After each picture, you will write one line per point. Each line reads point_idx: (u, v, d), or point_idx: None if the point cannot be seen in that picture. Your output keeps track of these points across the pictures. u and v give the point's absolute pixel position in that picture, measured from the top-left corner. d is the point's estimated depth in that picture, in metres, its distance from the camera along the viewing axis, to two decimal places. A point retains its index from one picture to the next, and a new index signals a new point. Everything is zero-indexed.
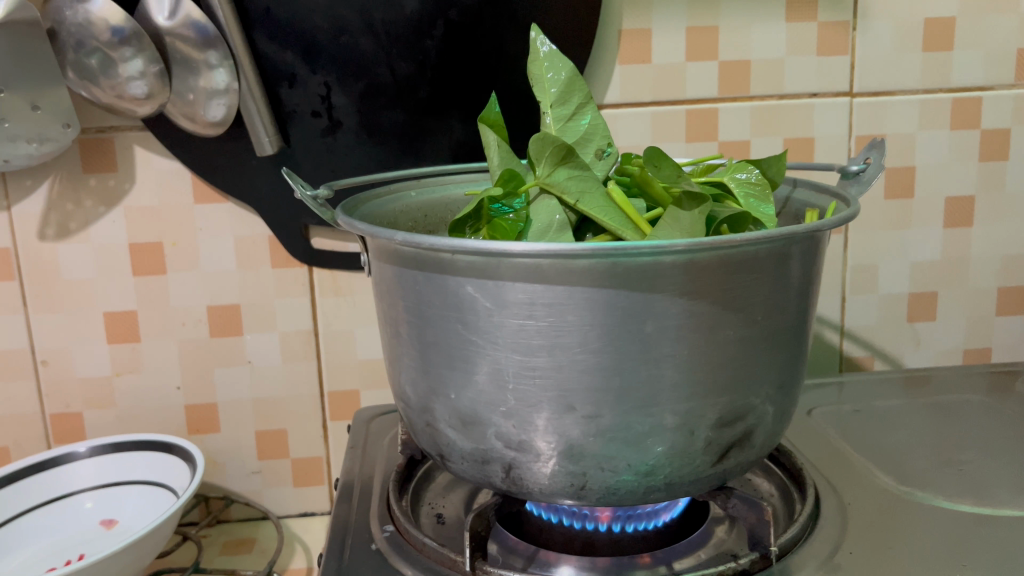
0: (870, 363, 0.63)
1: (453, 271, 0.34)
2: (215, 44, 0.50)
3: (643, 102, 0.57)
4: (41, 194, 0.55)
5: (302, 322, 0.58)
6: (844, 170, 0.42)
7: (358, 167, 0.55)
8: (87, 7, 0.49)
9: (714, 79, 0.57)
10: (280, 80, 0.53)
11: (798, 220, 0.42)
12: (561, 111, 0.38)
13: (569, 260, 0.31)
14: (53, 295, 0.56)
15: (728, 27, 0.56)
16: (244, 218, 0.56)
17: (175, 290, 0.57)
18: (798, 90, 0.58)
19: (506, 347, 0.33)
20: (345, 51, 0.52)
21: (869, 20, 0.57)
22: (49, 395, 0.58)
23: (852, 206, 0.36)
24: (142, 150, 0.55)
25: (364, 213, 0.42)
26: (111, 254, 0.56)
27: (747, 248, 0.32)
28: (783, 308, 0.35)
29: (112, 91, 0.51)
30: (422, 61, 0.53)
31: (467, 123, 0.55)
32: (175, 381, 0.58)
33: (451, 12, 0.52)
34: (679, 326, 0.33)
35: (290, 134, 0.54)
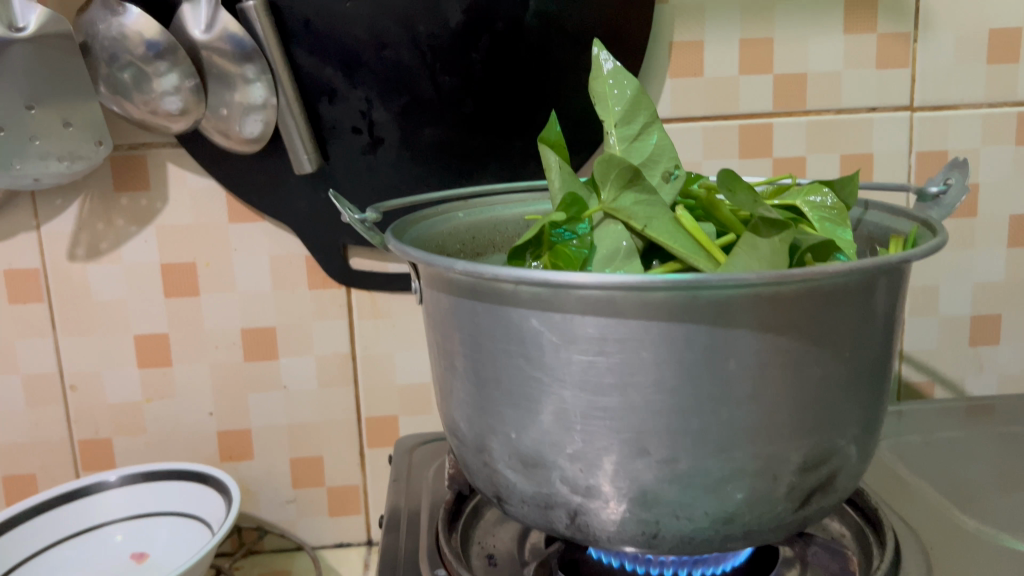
0: (930, 389, 0.60)
1: (515, 303, 0.31)
2: (253, 58, 0.48)
3: (695, 117, 0.55)
4: (71, 213, 0.53)
5: (339, 346, 0.56)
6: (922, 193, 0.40)
7: (399, 185, 0.53)
8: (121, 20, 0.47)
9: (769, 93, 0.55)
10: (320, 95, 0.51)
11: (873, 243, 0.40)
12: (625, 131, 0.36)
13: (644, 292, 0.29)
14: (83, 317, 0.54)
15: (784, 39, 0.54)
16: (280, 238, 0.54)
17: (208, 312, 0.55)
18: (855, 105, 0.55)
19: (573, 386, 0.31)
20: (387, 64, 0.50)
21: (931, 31, 0.54)
22: (77, 421, 0.56)
23: (939, 233, 0.34)
24: (175, 168, 0.53)
25: (413, 236, 0.40)
26: (143, 275, 0.54)
27: (836, 279, 0.30)
28: (870, 341, 0.33)
29: (146, 107, 0.49)
30: (466, 75, 0.51)
31: (512, 139, 0.52)
32: (207, 407, 0.56)
33: (497, 25, 0.50)
34: (764, 363, 0.30)
35: (329, 151, 0.52)
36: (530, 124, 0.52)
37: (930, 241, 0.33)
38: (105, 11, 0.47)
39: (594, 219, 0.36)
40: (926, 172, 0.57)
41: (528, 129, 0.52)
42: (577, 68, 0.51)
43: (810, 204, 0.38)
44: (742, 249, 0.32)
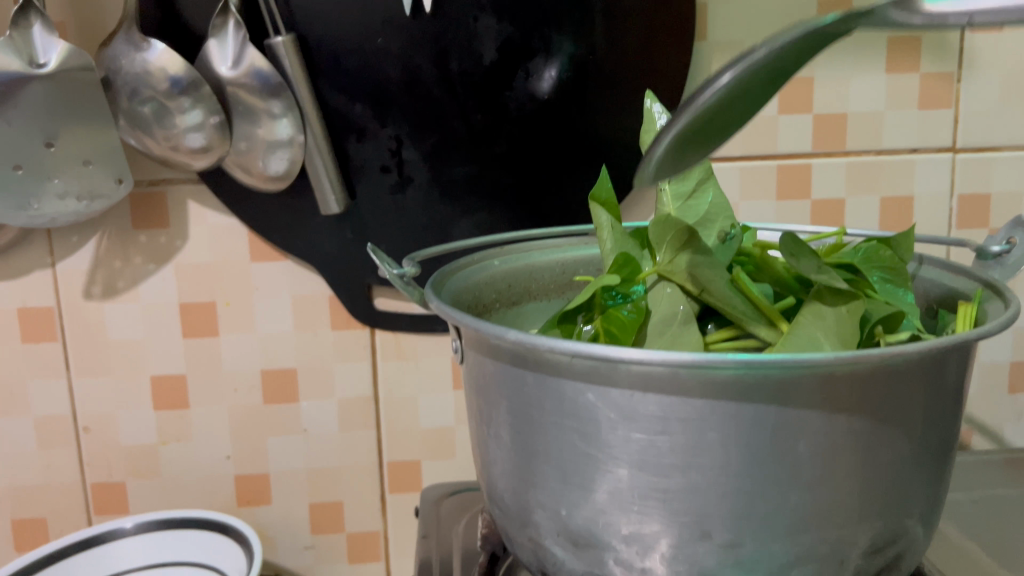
0: (969, 438, 0.58)
1: (569, 377, 0.30)
2: (280, 93, 0.47)
3: (733, 157, 0.53)
4: (88, 250, 0.51)
5: (361, 389, 0.54)
6: (982, 250, 0.38)
7: (427, 225, 0.51)
8: (145, 56, 0.46)
9: (808, 132, 0.53)
10: (348, 133, 0.49)
11: (930, 301, 0.39)
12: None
13: (711, 372, 0.27)
14: (98, 358, 0.53)
15: (825, 78, 0.52)
16: (303, 278, 0.53)
17: (227, 353, 0.53)
18: (897, 145, 0.54)
19: (631, 466, 0.30)
20: (418, 102, 0.49)
21: (975, 71, 0.53)
22: (90, 464, 0.54)
23: (1008, 302, 0.32)
24: (196, 205, 0.51)
25: (452, 288, 0.38)
26: (160, 315, 0.52)
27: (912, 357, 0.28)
28: (941, 418, 0.31)
29: (168, 142, 0.47)
30: (499, 113, 0.49)
31: (545, 179, 0.51)
32: (225, 450, 0.54)
33: (532, 63, 0.49)
34: (835, 445, 0.29)
35: (356, 190, 0.50)
36: (564, 165, 0.51)
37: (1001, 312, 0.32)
38: (129, 46, 0.46)
39: (647, 280, 0.34)
40: (967, 215, 0.55)
41: (563, 169, 0.51)
42: (613, 108, 0.50)
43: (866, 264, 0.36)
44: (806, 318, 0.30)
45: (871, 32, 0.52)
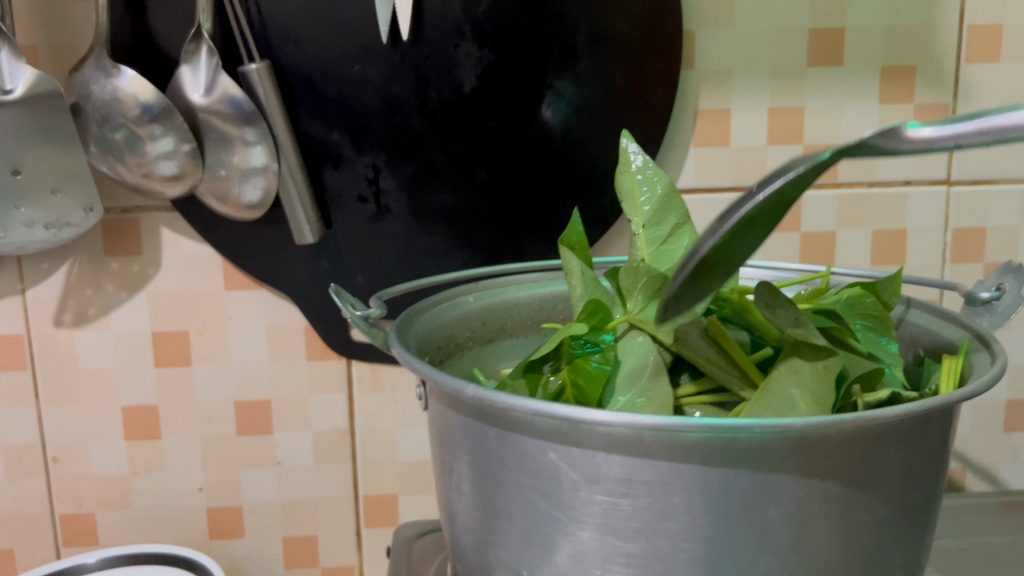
0: (962, 477, 0.57)
1: (531, 434, 0.28)
2: (254, 120, 0.46)
3: (721, 188, 0.52)
4: (59, 277, 0.50)
5: (338, 421, 0.53)
6: (972, 297, 0.36)
7: (405, 255, 0.50)
8: (115, 82, 0.45)
9: (798, 164, 0.52)
10: (324, 161, 0.48)
11: (917, 349, 0.37)
12: (654, 233, 0.33)
13: (676, 435, 0.26)
14: (68, 387, 0.51)
15: (816, 107, 0.51)
16: (278, 307, 0.51)
17: (200, 383, 0.52)
18: (889, 178, 0.52)
19: (594, 528, 0.28)
20: (397, 131, 0.48)
21: (971, 102, 0.52)
22: (59, 495, 0.53)
23: (996, 359, 0.31)
24: (170, 232, 0.50)
25: (422, 328, 0.37)
26: (132, 344, 0.51)
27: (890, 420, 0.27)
28: (921, 479, 0.30)
29: (140, 169, 0.46)
30: (480, 144, 0.48)
31: (527, 210, 0.49)
32: (198, 482, 0.53)
33: (513, 92, 0.47)
34: (808, 510, 0.27)
35: (332, 218, 0.49)
36: (547, 196, 0.49)
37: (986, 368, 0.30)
38: (100, 73, 0.45)
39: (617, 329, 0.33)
40: (964, 250, 0.54)
41: (546, 200, 0.49)
42: (598, 138, 0.49)
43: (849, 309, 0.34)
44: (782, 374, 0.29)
45: (864, 62, 0.50)
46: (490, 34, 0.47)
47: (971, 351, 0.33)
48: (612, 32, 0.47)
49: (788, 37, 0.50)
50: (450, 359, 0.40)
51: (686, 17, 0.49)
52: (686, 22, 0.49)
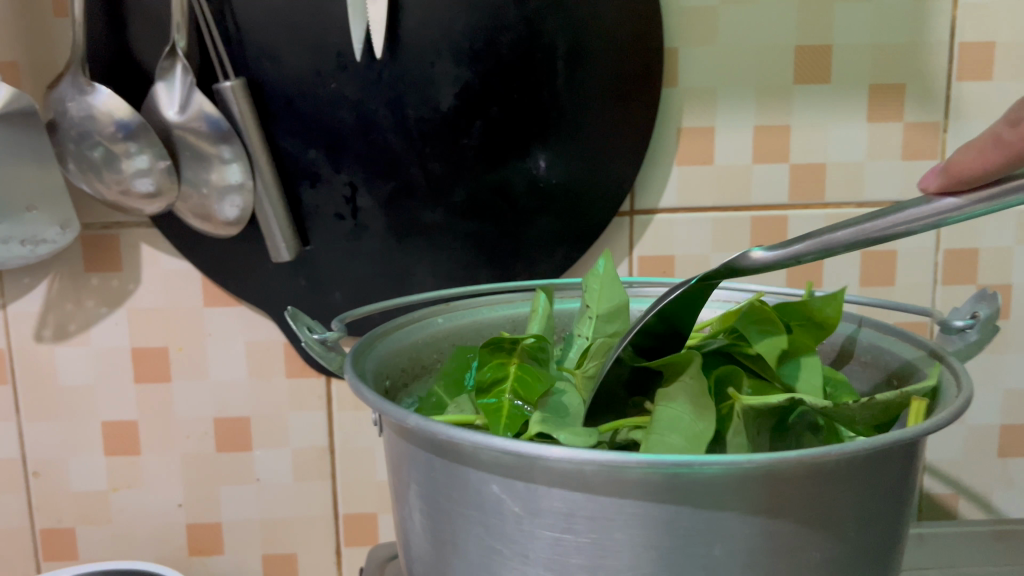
0: (954, 501, 0.55)
1: (475, 465, 0.28)
2: (230, 138, 0.46)
3: (704, 207, 0.51)
4: (39, 292, 0.50)
5: (317, 438, 0.53)
6: (946, 325, 0.35)
7: (383, 273, 0.50)
8: (89, 100, 0.45)
9: (784, 183, 0.51)
10: (302, 178, 0.48)
11: (888, 375, 0.36)
12: (603, 328, 0.36)
13: (616, 471, 0.25)
14: (48, 402, 0.51)
15: (802, 126, 0.50)
16: (257, 324, 0.51)
17: (179, 400, 0.52)
18: (878, 198, 0.51)
19: (538, 562, 0.28)
20: (373, 148, 0.47)
21: (962, 121, 0.50)
22: (39, 509, 0.53)
23: (960, 385, 0.30)
24: (149, 248, 0.50)
25: (382, 351, 0.37)
26: (112, 360, 0.51)
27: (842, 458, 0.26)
28: (879, 515, 0.29)
29: (118, 186, 0.46)
30: (457, 161, 0.48)
31: (506, 227, 0.49)
32: (177, 498, 0.53)
33: (491, 109, 0.47)
34: (756, 549, 0.26)
35: (310, 235, 0.49)
36: (527, 214, 0.49)
37: (951, 398, 0.29)
38: (74, 90, 0.45)
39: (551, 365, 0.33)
40: (957, 271, 0.52)
41: (525, 218, 0.49)
42: (577, 156, 0.48)
43: (753, 330, 0.32)
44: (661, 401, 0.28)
45: (851, 79, 0.50)
46: (467, 52, 0.46)
47: (938, 380, 0.32)
48: (590, 49, 0.47)
49: (773, 55, 0.49)
50: (415, 381, 0.39)
51: (667, 35, 0.48)
52: (667, 39, 0.49)
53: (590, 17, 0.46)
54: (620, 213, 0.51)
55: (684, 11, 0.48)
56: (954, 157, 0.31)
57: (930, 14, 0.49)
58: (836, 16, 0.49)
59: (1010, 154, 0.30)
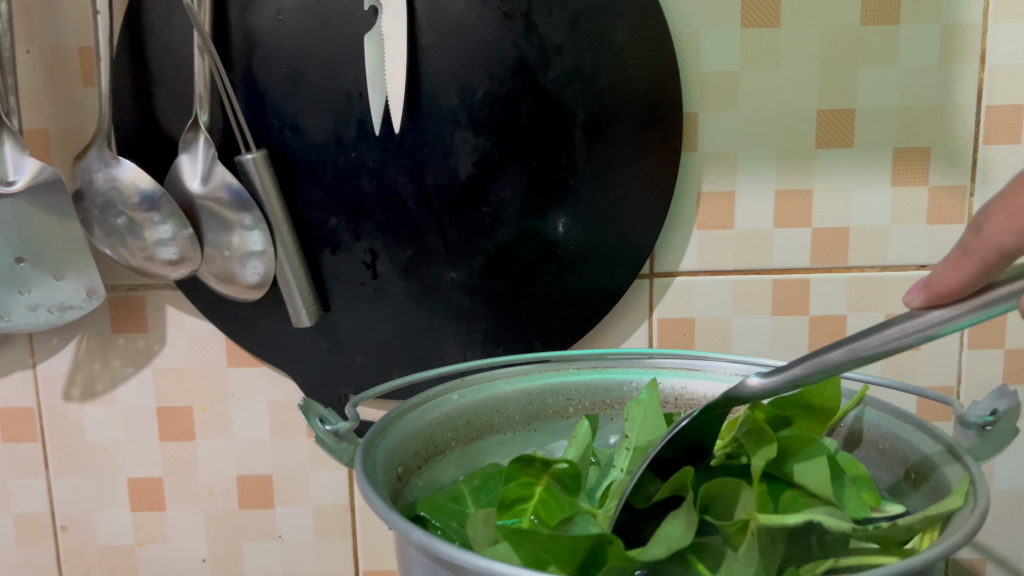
0: (982, 567, 0.54)
1: None
2: (251, 207, 0.46)
3: (725, 270, 0.51)
4: (67, 352, 0.51)
5: (337, 496, 0.54)
6: (965, 419, 0.35)
7: (402, 337, 0.50)
8: (114, 172, 0.46)
9: (807, 247, 0.50)
10: (322, 244, 0.48)
11: (908, 469, 0.35)
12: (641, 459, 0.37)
13: None
14: (77, 459, 0.53)
15: (825, 189, 0.50)
16: (280, 385, 0.52)
17: (204, 457, 0.53)
18: (904, 261, 0.51)
19: None
20: (394, 214, 0.48)
21: (990, 185, 0.50)
22: (68, 562, 0.54)
23: (976, 485, 0.29)
24: (174, 310, 0.51)
25: (394, 437, 0.37)
26: (138, 418, 0.52)
27: None
28: None
29: (142, 253, 0.46)
30: (476, 229, 0.48)
31: (525, 292, 0.49)
32: (201, 553, 0.54)
33: (510, 176, 0.47)
34: None
35: (330, 300, 0.49)
36: (545, 279, 0.49)
37: (966, 507, 0.28)
38: (100, 162, 0.46)
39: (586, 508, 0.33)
40: (982, 336, 0.52)
41: (542, 282, 0.49)
42: (596, 223, 0.48)
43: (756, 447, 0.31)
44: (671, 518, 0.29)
45: (875, 144, 0.49)
46: (486, 121, 0.46)
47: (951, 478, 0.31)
48: (609, 118, 0.47)
49: (794, 120, 0.49)
50: (429, 462, 0.39)
51: (687, 100, 0.48)
52: (687, 104, 0.48)
53: (609, 87, 0.46)
54: (640, 276, 0.51)
55: (704, 77, 0.48)
56: (935, 273, 0.29)
57: (957, 78, 0.48)
58: (859, 80, 0.48)
59: (983, 260, 0.28)
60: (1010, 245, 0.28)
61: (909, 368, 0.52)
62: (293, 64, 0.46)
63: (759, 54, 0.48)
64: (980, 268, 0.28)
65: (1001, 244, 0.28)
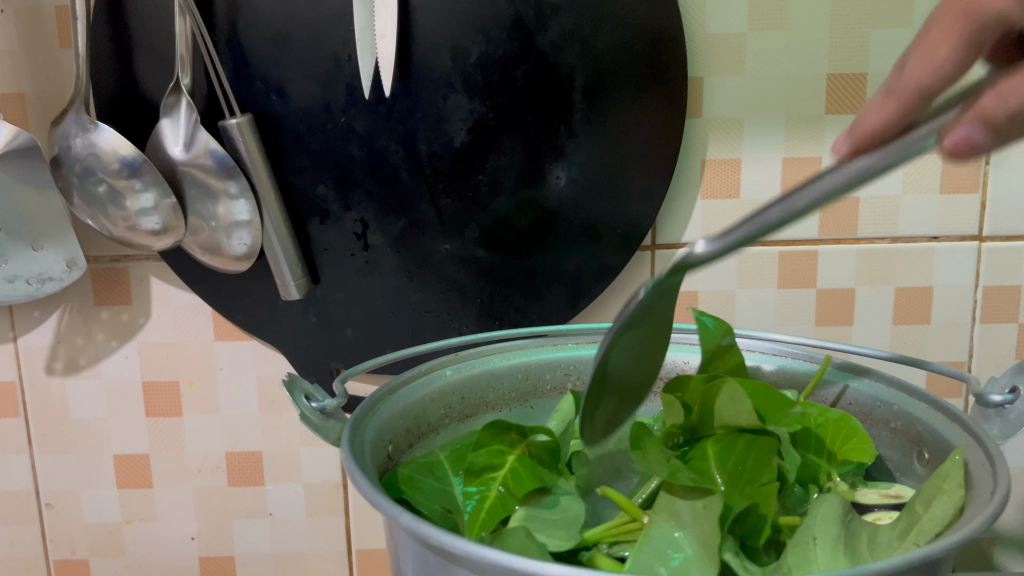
0: (991, 548, 0.53)
1: None
2: (237, 175, 0.44)
3: None
4: (49, 325, 0.50)
5: (329, 474, 0.52)
6: (983, 397, 0.33)
7: (395, 311, 0.48)
8: (92, 138, 0.43)
9: (815, 217, 0.49)
10: (311, 214, 0.46)
11: (920, 448, 0.34)
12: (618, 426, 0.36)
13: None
14: (61, 436, 0.51)
15: (834, 158, 0.48)
16: (269, 359, 0.50)
17: (191, 433, 0.52)
18: (915, 233, 0.49)
19: None
20: (386, 183, 0.46)
21: (1007, 153, 0.48)
22: (53, 540, 0.53)
23: (997, 470, 0.27)
24: (159, 282, 0.49)
25: (384, 415, 0.35)
26: (122, 394, 0.51)
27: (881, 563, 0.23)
28: None
29: (124, 223, 0.45)
30: (471, 199, 0.46)
31: (521, 264, 0.47)
32: (190, 531, 0.53)
33: (505, 143, 0.45)
34: None
35: (320, 273, 0.48)
36: (544, 252, 0.47)
37: (986, 495, 0.26)
38: (78, 127, 0.44)
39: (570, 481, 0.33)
40: (996, 310, 0.50)
41: (540, 254, 0.47)
42: (594, 192, 0.46)
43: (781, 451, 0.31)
44: (661, 515, 0.27)
45: None
46: (481, 85, 0.44)
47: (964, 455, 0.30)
48: (610, 84, 0.44)
49: (803, 84, 0.46)
50: (421, 441, 0.37)
51: (691, 63, 0.46)
52: (692, 68, 0.46)
53: (609, 49, 0.44)
54: (642, 248, 0.49)
55: (709, 39, 0.46)
56: (860, 116, 0.28)
57: None
58: (872, 42, 0.46)
59: (902, 101, 0.28)
60: (927, 82, 0.28)
61: (918, 344, 0.51)
62: (279, 24, 0.44)
63: (768, 15, 0.46)
64: (901, 106, 0.28)
65: (919, 84, 0.28)
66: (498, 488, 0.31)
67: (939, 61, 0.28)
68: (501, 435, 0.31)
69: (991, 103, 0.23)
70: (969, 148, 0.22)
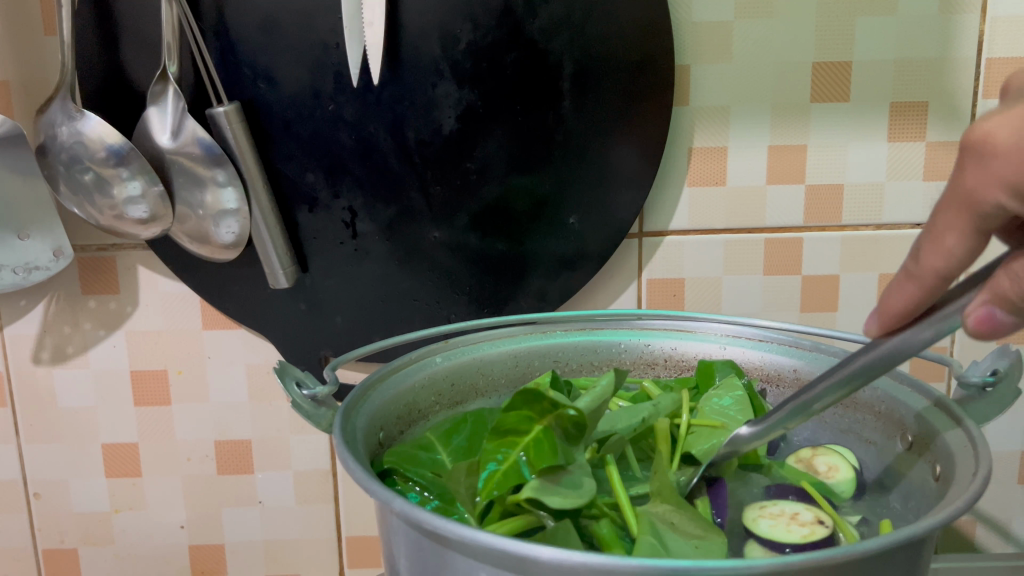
0: (972, 529, 0.54)
1: (467, 565, 0.25)
2: (225, 163, 0.44)
3: (716, 229, 0.49)
4: (36, 315, 0.49)
5: (318, 462, 0.53)
6: (965, 381, 0.33)
7: (384, 299, 0.48)
8: (79, 126, 0.43)
9: (800, 204, 0.49)
10: (300, 202, 0.47)
11: (905, 433, 0.34)
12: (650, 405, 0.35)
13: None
14: (49, 425, 0.51)
15: (820, 145, 0.48)
16: (258, 348, 0.51)
17: (180, 422, 0.52)
18: (899, 220, 0.49)
19: None
20: (375, 170, 0.46)
21: None
22: (41, 529, 0.53)
23: (979, 453, 0.28)
24: (146, 271, 0.49)
25: (376, 402, 0.35)
26: (111, 383, 0.51)
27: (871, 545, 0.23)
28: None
29: (111, 211, 0.44)
30: (459, 186, 0.46)
31: (510, 251, 0.47)
32: (180, 520, 0.53)
33: (495, 130, 0.45)
34: None
35: (309, 261, 0.48)
36: (533, 239, 0.47)
37: (971, 474, 0.26)
38: (65, 115, 0.43)
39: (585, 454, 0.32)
40: None
41: (529, 240, 0.47)
42: (583, 179, 0.46)
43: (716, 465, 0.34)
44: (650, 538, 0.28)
45: (872, 98, 0.47)
46: (470, 72, 0.44)
47: (950, 441, 0.30)
48: (599, 71, 0.45)
49: (788, 72, 0.47)
50: (412, 427, 0.38)
51: (679, 51, 0.46)
52: (678, 56, 0.47)
53: (598, 37, 0.44)
54: (629, 235, 0.49)
55: (696, 27, 0.46)
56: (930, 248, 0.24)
57: (958, 29, 0.46)
58: (857, 30, 0.46)
59: (923, 289, 0.24)
60: (948, 268, 0.24)
61: None
62: (267, 11, 0.44)
63: (755, 4, 0.46)
64: (920, 295, 0.25)
65: (937, 268, 0.24)
66: (519, 455, 0.29)
67: (948, 248, 0.23)
68: (533, 400, 0.29)
69: (1005, 284, 0.22)
70: (992, 326, 0.23)
